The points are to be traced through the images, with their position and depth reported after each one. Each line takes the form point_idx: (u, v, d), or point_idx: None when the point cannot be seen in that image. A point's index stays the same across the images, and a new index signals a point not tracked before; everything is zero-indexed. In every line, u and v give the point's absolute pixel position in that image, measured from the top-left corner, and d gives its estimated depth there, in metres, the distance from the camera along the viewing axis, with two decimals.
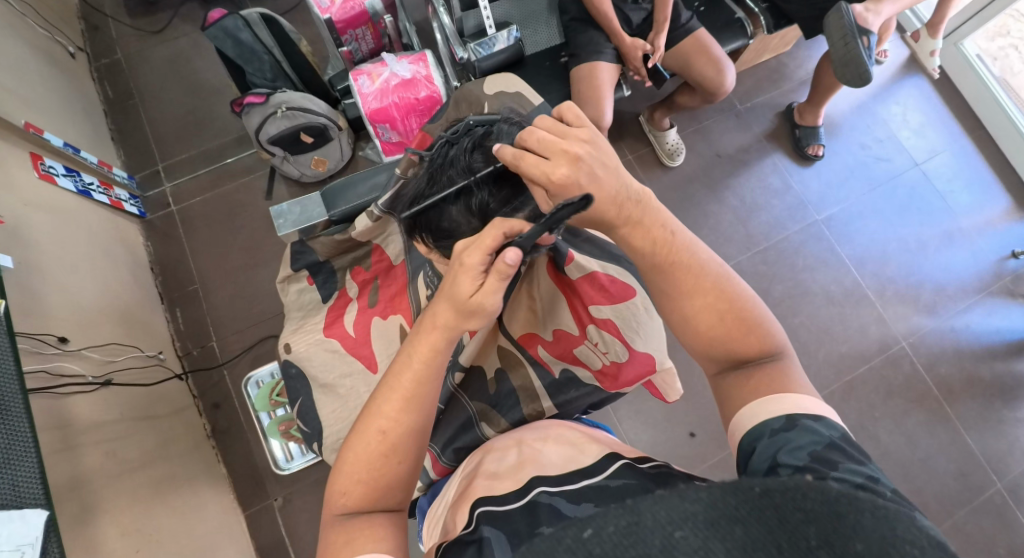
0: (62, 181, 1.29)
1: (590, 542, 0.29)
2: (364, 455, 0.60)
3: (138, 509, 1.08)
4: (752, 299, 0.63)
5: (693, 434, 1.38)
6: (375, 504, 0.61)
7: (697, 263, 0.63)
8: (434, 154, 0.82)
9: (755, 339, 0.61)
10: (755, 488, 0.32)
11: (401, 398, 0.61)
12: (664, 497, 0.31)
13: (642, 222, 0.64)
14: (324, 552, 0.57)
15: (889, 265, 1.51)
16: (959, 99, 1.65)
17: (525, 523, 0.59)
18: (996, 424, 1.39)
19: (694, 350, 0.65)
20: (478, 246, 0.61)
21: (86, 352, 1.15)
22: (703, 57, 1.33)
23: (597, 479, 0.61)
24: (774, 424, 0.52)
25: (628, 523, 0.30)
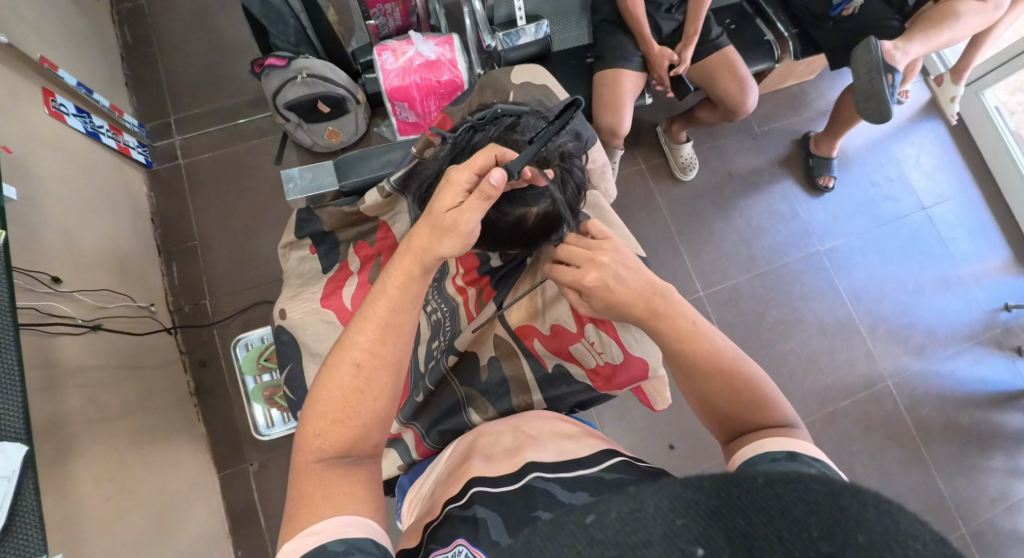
0: (71, 120, 1.27)
1: (591, 527, 0.31)
2: (337, 389, 0.61)
3: (113, 458, 1.08)
4: (762, 377, 0.64)
5: (672, 447, 1.39)
6: (351, 447, 0.61)
7: (717, 347, 0.64)
8: (457, 137, 0.82)
9: (766, 413, 0.61)
10: (758, 479, 0.33)
11: (375, 328, 0.63)
12: (666, 486, 0.32)
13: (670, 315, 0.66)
14: (298, 506, 0.57)
15: (885, 302, 1.52)
16: (973, 148, 1.66)
17: (522, 507, 0.60)
18: (969, 471, 1.42)
19: (702, 412, 0.67)
20: (468, 165, 0.64)
21: (78, 295, 1.14)
22: (728, 77, 1.33)
23: (591, 470, 0.63)
24: (776, 454, 0.55)
25: (630, 510, 0.32)
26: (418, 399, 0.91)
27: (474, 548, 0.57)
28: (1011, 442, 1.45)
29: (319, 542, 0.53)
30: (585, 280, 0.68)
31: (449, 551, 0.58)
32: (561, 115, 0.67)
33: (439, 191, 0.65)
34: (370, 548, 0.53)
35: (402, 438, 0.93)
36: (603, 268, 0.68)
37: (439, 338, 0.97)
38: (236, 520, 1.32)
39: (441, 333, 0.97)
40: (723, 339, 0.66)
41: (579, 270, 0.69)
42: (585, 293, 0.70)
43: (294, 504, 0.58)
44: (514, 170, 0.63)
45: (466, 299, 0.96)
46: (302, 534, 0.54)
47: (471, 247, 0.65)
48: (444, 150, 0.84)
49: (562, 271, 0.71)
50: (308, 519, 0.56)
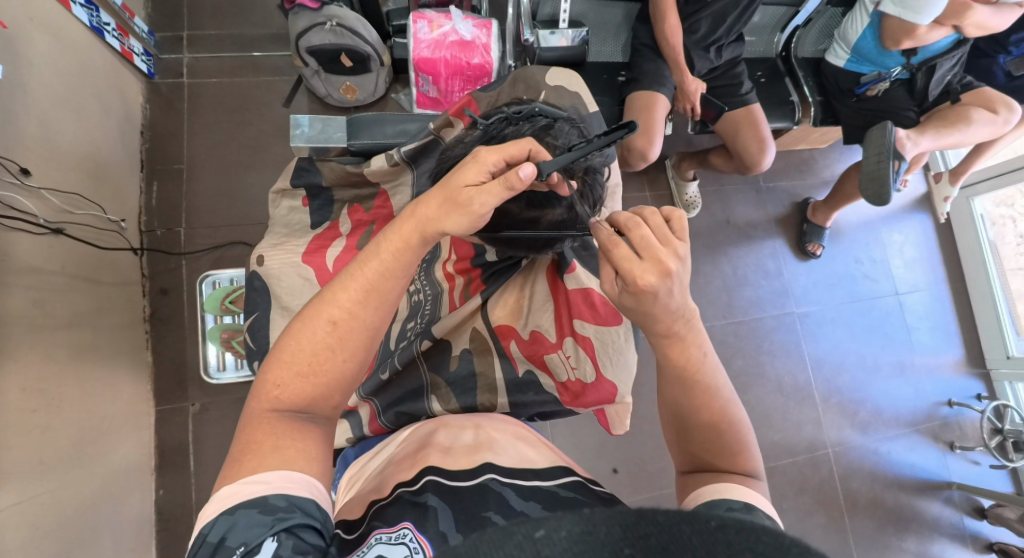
0: (77, 9, 1.19)
1: (539, 541, 0.36)
2: (308, 341, 0.59)
3: (47, 369, 1.02)
4: (745, 423, 0.64)
5: (615, 471, 1.41)
6: (308, 403, 0.59)
7: (716, 388, 0.64)
8: (489, 126, 0.79)
9: (737, 458, 0.62)
10: (712, 522, 0.38)
11: (359, 289, 0.61)
12: (620, 516, 0.38)
13: (686, 341, 0.63)
14: (244, 450, 0.55)
15: (842, 375, 1.58)
16: (954, 248, 1.74)
17: (473, 504, 0.59)
18: (882, 547, 1.49)
19: (676, 444, 0.67)
20: (501, 149, 0.63)
21: (45, 193, 1.07)
22: (750, 130, 1.35)
23: (547, 484, 0.63)
24: (734, 505, 0.56)
25: (580, 531, 0.37)
26: (383, 377, 0.90)
27: (421, 536, 0.56)
28: (926, 528, 1.53)
29: (262, 493, 0.52)
30: (640, 281, 0.59)
31: (394, 532, 0.56)
32: (610, 135, 0.63)
33: (462, 165, 0.64)
34: (314, 516, 0.53)
35: (358, 411, 0.91)
36: (663, 278, 0.59)
37: (416, 319, 0.95)
38: (163, 457, 1.28)
39: (418, 314, 0.95)
40: (726, 383, 0.65)
41: (640, 264, 0.59)
42: (628, 288, 0.61)
43: (240, 448, 0.56)
44: (543, 172, 0.61)
45: (451, 287, 0.93)
46: (245, 480, 0.53)
47: (478, 229, 0.64)
48: (472, 136, 0.80)
49: (616, 252, 0.60)
50: (254, 464, 0.54)
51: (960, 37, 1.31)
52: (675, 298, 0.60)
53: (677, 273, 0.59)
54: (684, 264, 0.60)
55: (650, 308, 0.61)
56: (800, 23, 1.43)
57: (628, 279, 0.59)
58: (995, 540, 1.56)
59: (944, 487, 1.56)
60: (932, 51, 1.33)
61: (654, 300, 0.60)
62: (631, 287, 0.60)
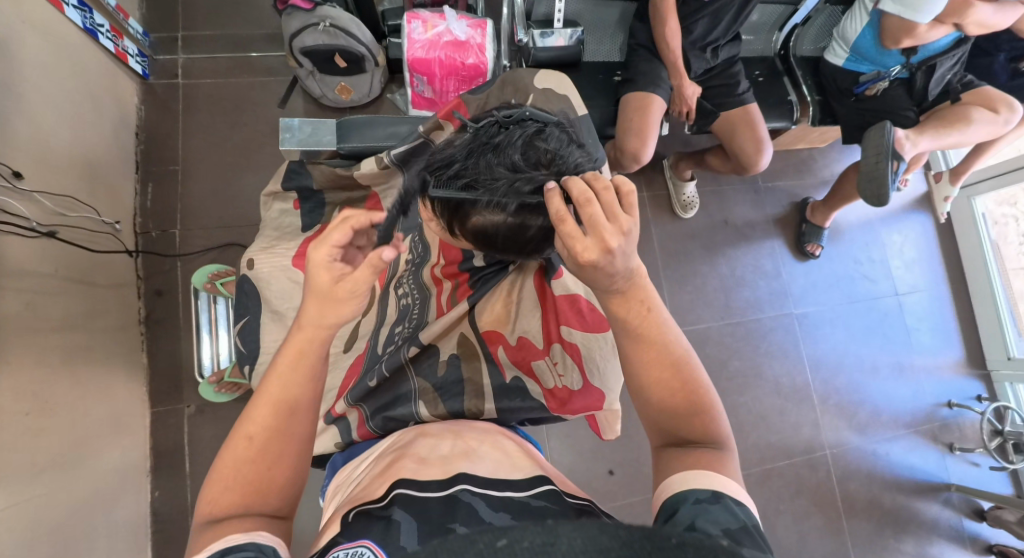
0: (70, 11, 1.19)
1: (502, 550, 0.39)
2: (231, 465, 0.57)
3: (40, 372, 1.02)
4: (704, 379, 0.65)
5: (611, 472, 1.41)
6: (249, 507, 0.57)
7: (667, 342, 0.64)
8: (479, 129, 0.78)
9: (701, 421, 0.63)
10: (671, 539, 0.42)
11: (267, 403, 0.59)
12: (585, 531, 0.42)
13: (628, 295, 0.64)
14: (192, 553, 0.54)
15: (840, 376, 1.57)
16: (954, 248, 1.72)
17: (440, 517, 0.59)
18: (880, 550, 1.48)
19: (643, 416, 0.66)
20: (326, 240, 0.61)
21: (38, 197, 1.07)
22: (746, 131, 1.34)
23: (519, 494, 0.62)
24: (700, 495, 0.55)
25: (543, 542, 0.40)
26: (371, 383, 0.89)
27: (378, 550, 0.55)
28: (925, 531, 1.52)
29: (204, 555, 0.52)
30: (582, 258, 0.59)
31: (352, 549, 0.55)
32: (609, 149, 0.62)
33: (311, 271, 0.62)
34: (250, 550, 0.52)
35: (346, 417, 0.91)
36: (606, 255, 0.59)
37: (404, 323, 0.96)
38: (158, 459, 1.28)
39: (406, 319, 0.96)
40: (679, 334, 0.65)
41: (583, 242, 0.59)
42: (574, 263, 0.61)
43: None
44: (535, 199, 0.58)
45: (439, 291, 0.94)
46: None
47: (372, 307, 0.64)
48: (463, 138, 0.79)
49: (562, 228, 0.60)
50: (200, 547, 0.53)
51: (960, 35, 1.30)
52: (618, 268, 0.60)
53: (619, 250, 0.59)
54: (629, 241, 0.60)
55: (592, 278, 0.62)
56: (798, 22, 1.42)
57: (573, 254, 0.60)
58: (994, 542, 1.55)
59: (943, 489, 1.55)
60: (932, 49, 1.31)
61: (597, 273, 0.60)
62: (576, 262, 0.60)
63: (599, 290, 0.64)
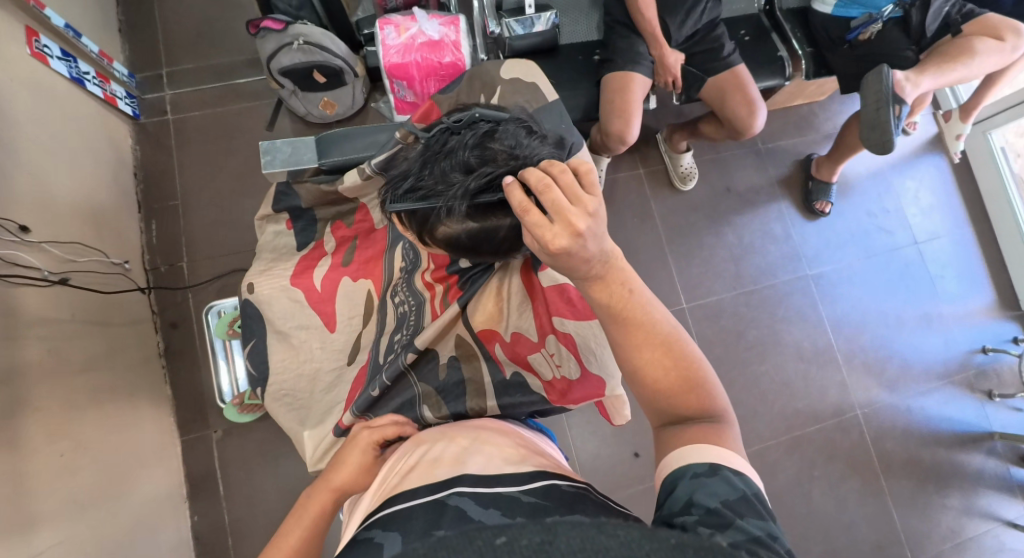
0: (55, 63, 1.22)
1: (499, 549, 0.37)
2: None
3: (70, 414, 1.06)
4: (695, 352, 0.63)
5: (636, 455, 1.39)
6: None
7: (653, 321, 0.62)
8: (431, 139, 0.79)
9: (696, 397, 0.61)
10: (670, 539, 0.39)
11: None
12: (581, 529, 0.39)
13: (607, 279, 0.62)
14: None
15: (863, 334, 1.52)
16: (974, 189, 1.64)
17: (428, 523, 0.55)
18: (924, 507, 1.44)
19: (638, 399, 0.64)
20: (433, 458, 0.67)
21: (47, 246, 1.11)
22: (738, 95, 1.30)
23: (510, 489, 0.60)
24: (698, 469, 0.54)
25: (540, 542, 0.38)
26: (373, 393, 0.90)
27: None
28: (970, 483, 1.46)
29: None
30: (553, 245, 0.58)
31: None
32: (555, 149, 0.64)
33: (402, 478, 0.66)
34: None
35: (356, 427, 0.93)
36: (576, 239, 0.58)
37: (403, 331, 0.96)
38: (193, 485, 1.32)
39: (404, 326, 0.97)
40: (664, 312, 0.63)
41: (551, 229, 0.58)
42: (546, 253, 0.60)
43: None
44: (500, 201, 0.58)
45: (433, 296, 0.95)
46: None
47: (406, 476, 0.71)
48: (417, 150, 0.80)
49: (528, 218, 0.59)
50: None
51: None
52: (591, 251, 0.59)
53: (588, 233, 0.58)
54: (595, 222, 0.59)
55: (570, 265, 0.60)
56: None
57: (543, 245, 0.58)
58: None
59: (985, 439, 1.49)
60: None
61: (571, 259, 0.59)
62: (547, 251, 0.59)
63: (577, 278, 0.62)
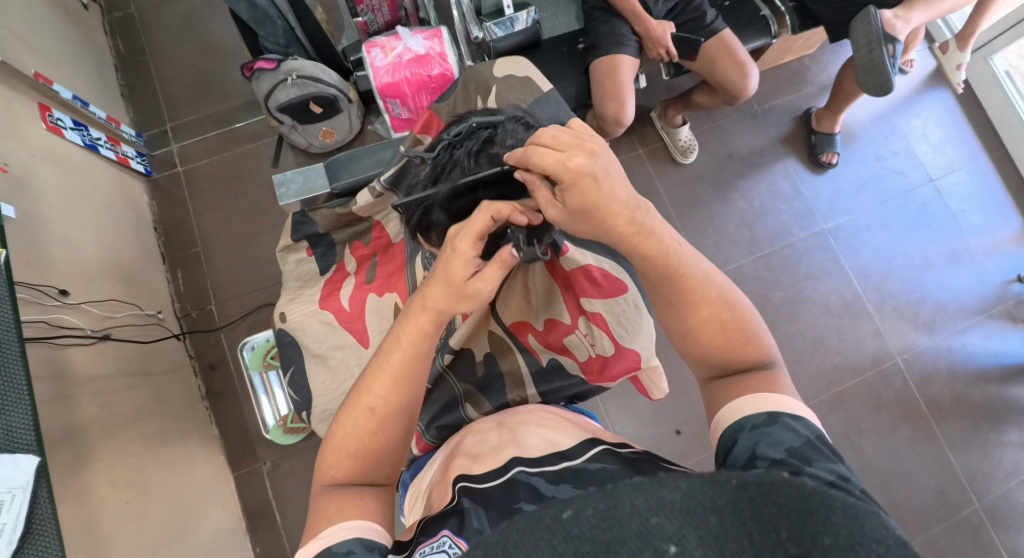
0: (69, 134, 1.28)
1: (568, 522, 0.34)
2: (352, 431, 0.63)
3: (130, 463, 1.10)
4: (747, 307, 0.65)
5: (679, 432, 1.39)
6: (364, 477, 0.63)
7: (707, 276, 0.64)
8: (436, 158, 0.81)
9: (753, 348, 0.63)
10: (733, 481, 0.36)
11: (394, 381, 0.64)
12: (642, 486, 0.35)
13: (661, 239, 0.62)
14: (316, 518, 0.59)
15: (891, 280, 1.50)
16: (983, 117, 1.61)
17: (505, 499, 0.58)
18: (981, 446, 1.40)
19: (688, 358, 0.66)
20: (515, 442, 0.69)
21: (86, 306, 1.15)
22: (726, 59, 1.30)
23: (575, 461, 0.62)
24: (757, 420, 0.55)
25: (606, 507, 0.34)
26: None
27: (458, 538, 0.54)
28: None
29: (323, 545, 0.55)
30: (572, 162, 0.59)
31: (434, 543, 0.54)
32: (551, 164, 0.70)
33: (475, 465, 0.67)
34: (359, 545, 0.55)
35: None
36: (592, 157, 0.60)
37: None
38: (252, 518, 1.36)
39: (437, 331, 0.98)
40: (713, 270, 0.65)
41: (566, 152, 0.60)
42: (564, 183, 0.60)
43: (313, 521, 0.59)
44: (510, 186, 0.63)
45: None
46: (335, 525, 0.57)
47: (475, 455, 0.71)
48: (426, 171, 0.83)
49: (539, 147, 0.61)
50: (324, 522, 0.58)
51: None
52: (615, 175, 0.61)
53: (600, 153, 0.61)
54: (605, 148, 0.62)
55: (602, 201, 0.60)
56: None
57: (561, 168, 0.59)
58: None
59: None
60: None
61: (595, 181, 0.60)
62: (567, 170, 0.59)
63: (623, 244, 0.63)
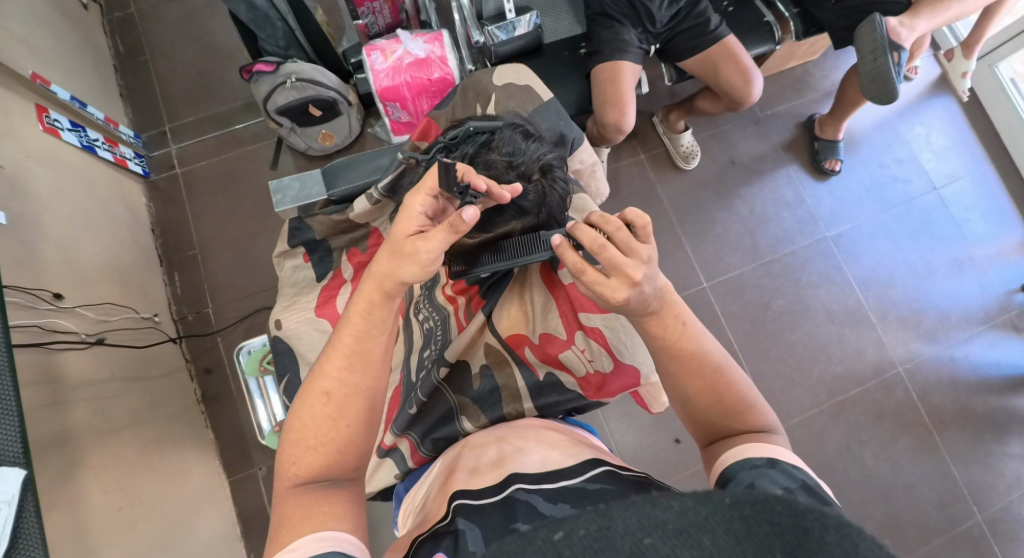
0: (66, 135, 1.27)
1: (559, 544, 0.33)
2: (310, 420, 0.60)
3: (123, 469, 1.09)
4: (743, 380, 0.63)
5: (678, 441, 1.38)
6: (330, 471, 0.60)
7: (704, 352, 0.63)
8: (431, 160, 0.80)
9: (751, 417, 0.61)
10: (725, 499, 0.35)
11: (344, 357, 0.62)
12: (635, 505, 0.34)
13: (663, 315, 0.63)
14: (279, 526, 0.56)
15: (894, 288, 1.48)
16: (988, 125, 1.60)
17: (501, 518, 0.57)
18: (983, 458, 1.38)
19: (685, 416, 0.65)
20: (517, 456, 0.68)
21: (80, 310, 1.14)
22: (730, 64, 1.29)
23: (574, 481, 0.60)
24: (757, 461, 0.54)
25: (599, 528, 0.33)
26: (411, 411, 0.90)
27: None
28: None
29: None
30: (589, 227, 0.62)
31: None
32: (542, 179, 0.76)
33: (473, 481, 0.66)
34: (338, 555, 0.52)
35: (398, 448, 0.92)
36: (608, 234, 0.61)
37: (431, 347, 0.97)
38: (247, 524, 1.35)
39: (432, 342, 0.97)
40: (714, 343, 0.64)
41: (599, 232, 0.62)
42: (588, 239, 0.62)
43: (275, 528, 0.56)
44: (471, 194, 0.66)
45: (456, 309, 0.96)
46: (308, 537, 0.53)
47: (472, 470, 0.69)
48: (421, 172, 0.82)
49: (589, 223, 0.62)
50: (289, 534, 0.54)
51: None
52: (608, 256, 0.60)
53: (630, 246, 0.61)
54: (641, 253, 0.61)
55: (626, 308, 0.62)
56: None
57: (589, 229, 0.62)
58: None
59: None
60: None
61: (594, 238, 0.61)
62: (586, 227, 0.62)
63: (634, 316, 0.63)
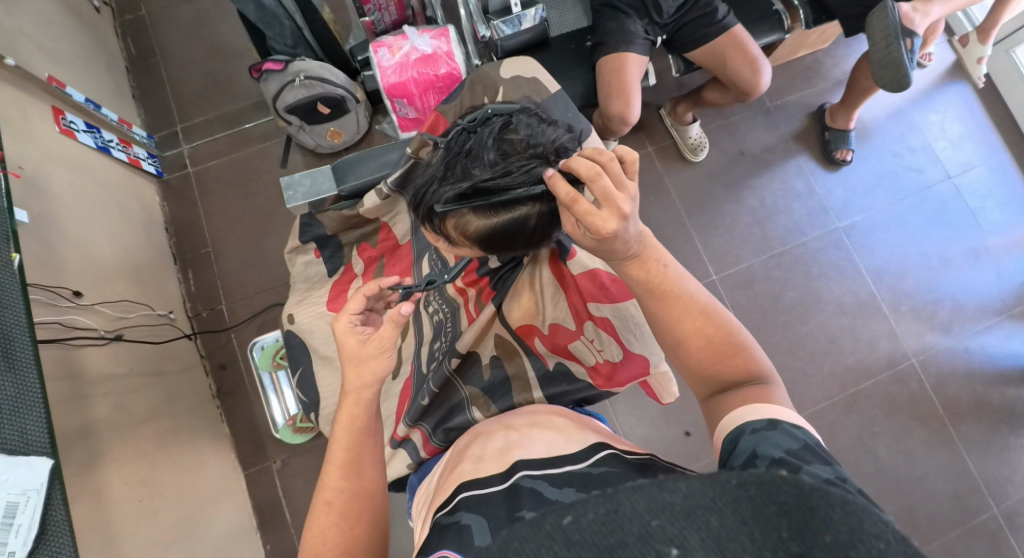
0: (82, 136, 1.30)
1: (569, 528, 0.33)
2: (316, 531, 0.61)
3: (142, 461, 1.12)
4: (734, 324, 0.64)
5: (688, 433, 1.38)
6: None
7: (690, 293, 0.65)
8: (450, 143, 0.80)
9: (742, 361, 0.62)
10: (731, 481, 0.35)
11: (340, 467, 0.63)
12: (643, 489, 0.34)
13: (643, 258, 0.65)
14: None
15: (907, 279, 1.46)
16: (1004, 111, 1.57)
17: (505, 507, 0.56)
18: (1000, 449, 1.37)
19: (684, 372, 0.66)
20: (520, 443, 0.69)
21: (98, 307, 1.17)
22: (738, 55, 1.28)
23: (580, 466, 0.60)
24: (756, 424, 0.53)
25: (607, 511, 0.34)
26: (423, 402, 0.91)
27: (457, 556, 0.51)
28: None
29: None
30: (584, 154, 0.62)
31: None
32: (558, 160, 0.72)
33: (477, 470, 0.67)
34: None
35: (411, 439, 0.93)
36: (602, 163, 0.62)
37: (441, 339, 0.98)
38: (262, 516, 1.37)
39: (442, 334, 0.98)
40: (698, 287, 0.66)
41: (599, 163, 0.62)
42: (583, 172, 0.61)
43: None
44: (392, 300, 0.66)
45: (466, 300, 0.96)
46: None
47: (478, 458, 0.70)
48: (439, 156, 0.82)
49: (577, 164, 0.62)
50: None
51: None
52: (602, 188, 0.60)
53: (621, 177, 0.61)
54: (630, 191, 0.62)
55: (611, 246, 0.62)
56: None
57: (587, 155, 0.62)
58: None
59: None
60: None
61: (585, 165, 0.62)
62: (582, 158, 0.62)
63: (615, 260, 0.66)
